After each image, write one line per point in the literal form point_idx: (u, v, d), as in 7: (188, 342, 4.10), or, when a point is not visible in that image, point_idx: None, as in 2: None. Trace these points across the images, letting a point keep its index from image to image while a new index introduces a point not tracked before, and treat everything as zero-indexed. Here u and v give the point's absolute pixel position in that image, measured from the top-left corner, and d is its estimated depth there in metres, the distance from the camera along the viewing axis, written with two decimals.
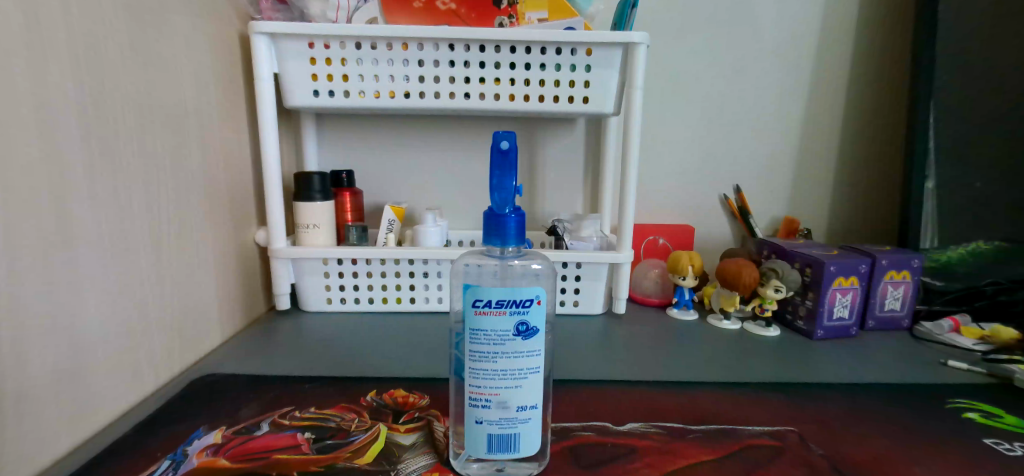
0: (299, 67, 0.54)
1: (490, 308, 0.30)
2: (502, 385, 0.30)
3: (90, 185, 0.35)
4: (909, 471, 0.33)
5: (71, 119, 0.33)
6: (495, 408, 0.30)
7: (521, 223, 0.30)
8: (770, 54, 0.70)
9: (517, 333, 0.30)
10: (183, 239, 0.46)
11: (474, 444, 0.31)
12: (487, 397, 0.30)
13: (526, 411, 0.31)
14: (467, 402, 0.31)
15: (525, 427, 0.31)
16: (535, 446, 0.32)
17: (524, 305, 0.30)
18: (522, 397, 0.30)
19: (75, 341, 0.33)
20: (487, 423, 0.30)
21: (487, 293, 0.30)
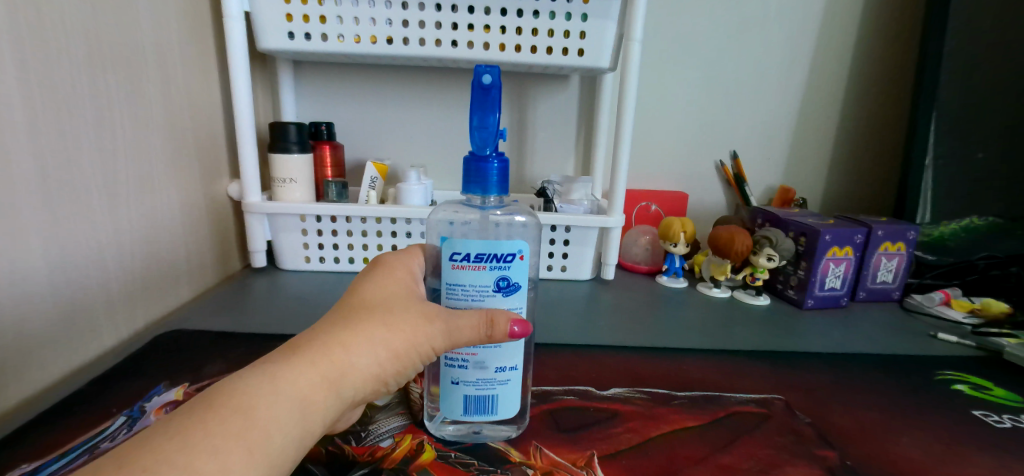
0: (272, 5, 0.50)
1: (468, 263, 0.28)
2: (481, 345, 0.28)
3: (29, 119, 0.31)
4: (895, 441, 0.32)
5: (4, 39, 0.30)
6: (472, 369, 0.29)
7: (503, 170, 0.28)
8: (776, 12, 0.66)
9: (497, 290, 0.28)
10: (148, 186, 0.43)
11: (450, 407, 0.30)
12: (464, 357, 0.29)
13: (503, 372, 0.29)
14: (442, 362, 0.29)
15: (503, 389, 0.30)
16: (514, 409, 0.30)
17: (505, 260, 0.28)
18: (502, 358, 0.29)
19: (19, 289, 0.31)
20: (464, 384, 0.29)
21: (465, 245, 0.28)
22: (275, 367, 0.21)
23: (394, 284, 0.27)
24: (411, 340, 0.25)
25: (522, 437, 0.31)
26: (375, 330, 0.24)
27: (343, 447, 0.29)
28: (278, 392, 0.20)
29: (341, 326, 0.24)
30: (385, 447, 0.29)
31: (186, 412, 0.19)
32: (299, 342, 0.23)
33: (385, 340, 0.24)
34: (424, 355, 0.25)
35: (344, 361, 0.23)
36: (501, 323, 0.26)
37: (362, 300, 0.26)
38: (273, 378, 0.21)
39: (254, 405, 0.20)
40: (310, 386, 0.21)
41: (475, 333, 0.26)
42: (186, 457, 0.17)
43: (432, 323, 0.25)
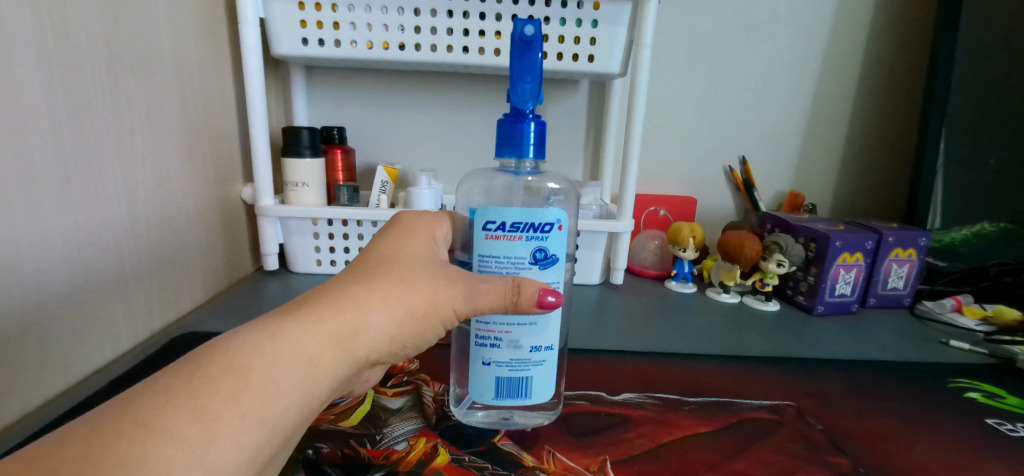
0: (286, 12, 0.50)
1: (503, 232, 0.28)
2: (514, 325, 0.29)
3: (52, 124, 0.32)
4: (908, 449, 0.32)
5: (28, 46, 0.30)
6: (505, 349, 0.29)
7: (539, 132, 0.29)
8: (786, 17, 0.66)
9: (533, 262, 0.29)
10: (165, 190, 0.44)
11: (481, 389, 0.30)
12: (497, 337, 0.29)
13: (537, 353, 0.30)
14: (473, 342, 0.30)
15: (535, 370, 0.30)
16: (544, 390, 0.31)
17: (542, 230, 0.28)
18: (535, 339, 0.29)
19: (42, 293, 0.32)
20: (495, 365, 0.30)
21: (500, 215, 0.28)
22: (282, 324, 0.22)
23: (409, 244, 0.29)
24: (428, 301, 0.26)
25: (535, 441, 0.31)
26: (389, 289, 0.25)
27: (359, 449, 0.29)
28: (280, 349, 0.21)
29: (355, 284, 0.25)
30: (400, 450, 0.30)
31: (177, 372, 0.20)
32: (311, 300, 0.24)
33: (401, 300, 0.26)
34: (443, 314, 0.27)
35: (357, 318, 0.24)
36: (529, 291, 0.27)
37: (377, 259, 0.27)
38: (279, 335, 0.22)
39: (254, 362, 0.20)
40: (320, 344, 0.22)
41: (500, 301, 0.27)
42: (179, 415, 0.18)
43: (451, 285, 0.27)
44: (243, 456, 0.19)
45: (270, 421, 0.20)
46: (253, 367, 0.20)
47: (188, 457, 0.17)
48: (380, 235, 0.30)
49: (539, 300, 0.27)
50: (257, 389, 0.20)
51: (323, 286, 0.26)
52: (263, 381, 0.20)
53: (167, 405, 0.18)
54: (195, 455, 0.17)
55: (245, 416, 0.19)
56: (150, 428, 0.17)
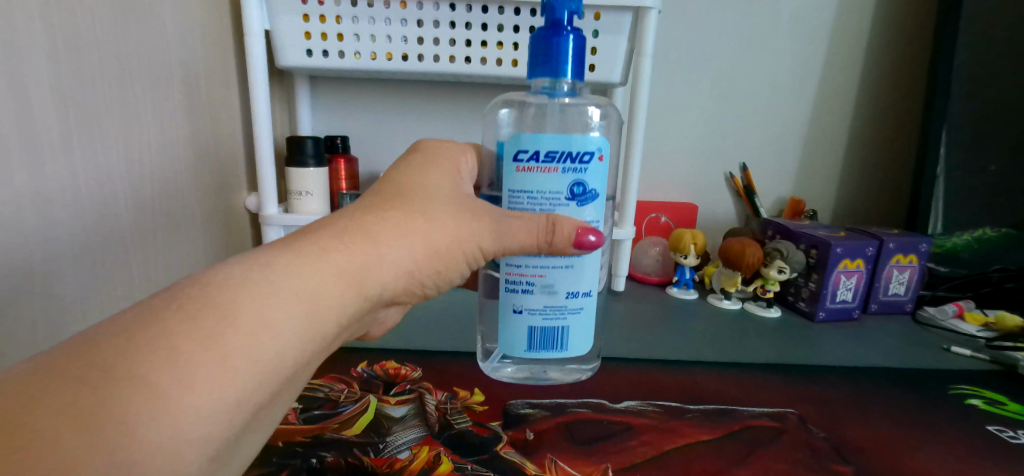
0: (290, 23, 0.51)
1: (538, 163, 0.28)
2: (546, 271, 0.30)
3: (63, 137, 0.33)
4: (910, 456, 0.32)
5: (41, 60, 0.31)
6: (538, 295, 0.30)
7: (577, 45, 0.29)
8: (785, 25, 0.67)
9: (571, 197, 0.29)
10: (171, 199, 0.45)
11: (514, 337, 0.31)
12: (530, 283, 0.30)
13: (574, 300, 0.31)
14: (505, 290, 0.31)
15: (568, 317, 0.31)
16: (576, 339, 0.32)
17: (580, 160, 0.28)
18: (568, 285, 0.30)
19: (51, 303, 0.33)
20: (528, 314, 0.31)
21: (535, 144, 0.28)
22: (283, 259, 0.22)
23: (430, 177, 0.29)
24: (453, 235, 0.28)
25: (537, 449, 0.31)
26: (409, 222, 0.26)
27: (362, 458, 0.30)
28: (280, 285, 0.21)
29: (373, 216, 0.26)
30: (403, 458, 0.30)
31: (156, 306, 0.19)
32: (321, 232, 0.25)
33: (421, 233, 0.27)
34: (463, 249, 0.28)
35: (374, 252, 0.25)
36: (565, 230, 0.28)
37: (398, 191, 0.28)
38: (281, 269, 0.22)
39: (248, 299, 0.20)
40: (329, 278, 0.23)
41: (534, 241, 0.28)
42: (166, 350, 0.18)
43: (479, 220, 0.28)
44: (227, 400, 0.19)
45: (261, 361, 0.20)
46: (244, 303, 0.20)
47: (157, 404, 0.17)
48: (403, 164, 0.31)
49: (578, 239, 0.28)
50: (247, 327, 0.20)
51: (340, 216, 0.26)
52: (253, 318, 0.20)
53: (139, 344, 0.18)
54: (177, 397, 0.17)
55: (228, 356, 0.19)
56: (116, 369, 0.17)
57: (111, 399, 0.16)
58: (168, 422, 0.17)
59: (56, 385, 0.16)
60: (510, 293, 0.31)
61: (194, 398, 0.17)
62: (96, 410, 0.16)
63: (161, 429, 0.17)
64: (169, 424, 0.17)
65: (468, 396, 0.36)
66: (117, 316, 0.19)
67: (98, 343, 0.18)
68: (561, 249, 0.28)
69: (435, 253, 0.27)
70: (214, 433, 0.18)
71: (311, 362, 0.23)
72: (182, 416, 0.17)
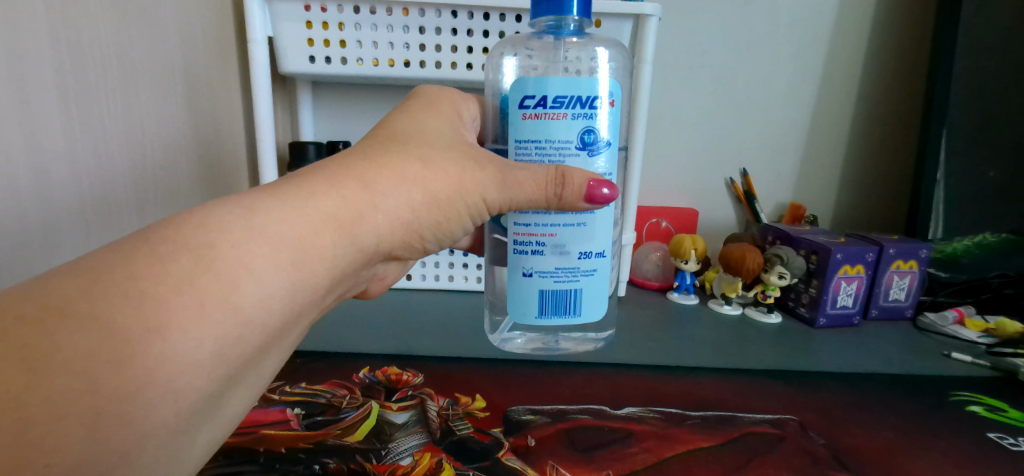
0: (294, 31, 0.51)
1: (546, 109, 0.28)
2: (558, 229, 0.30)
3: (66, 144, 0.33)
4: (909, 464, 0.32)
5: (46, 70, 0.32)
6: (550, 255, 0.30)
7: None
8: (784, 31, 0.67)
9: (581, 146, 0.29)
10: (173, 204, 0.45)
11: (524, 301, 0.31)
12: (541, 243, 0.30)
13: (585, 261, 0.31)
14: (513, 253, 0.31)
15: (580, 279, 0.31)
16: (588, 303, 0.32)
17: (589, 106, 0.28)
18: (580, 244, 0.30)
19: None
20: (539, 275, 0.31)
21: (542, 89, 0.28)
22: (266, 204, 0.22)
23: (428, 125, 0.29)
24: (453, 184, 0.27)
25: (539, 456, 0.31)
26: (404, 168, 0.26)
27: (365, 464, 0.30)
28: (261, 230, 0.21)
29: (366, 160, 0.26)
30: (405, 465, 0.30)
31: (126, 249, 0.19)
32: (311, 177, 0.24)
33: (416, 181, 0.26)
34: (463, 200, 0.28)
35: (367, 197, 0.25)
36: (574, 182, 0.27)
37: (394, 136, 0.28)
38: (267, 213, 0.22)
39: (225, 243, 0.20)
40: (317, 223, 0.23)
41: (541, 193, 0.28)
42: (137, 289, 0.18)
43: (481, 169, 0.28)
44: (204, 346, 0.19)
45: (239, 309, 0.20)
46: (221, 250, 0.20)
47: (123, 349, 0.17)
48: (402, 111, 0.31)
49: (590, 192, 0.28)
50: (222, 273, 0.20)
51: (334, 160, 0.26)
52: (229, 264, 0.20)
53: (105, 287, 0.18)
54: (145, 340, 0.17)
55: (203, 302, 0.19)
56: (79, 311, 0.17)
57: (73, 342, 0.16)
58: (136, 368, 0.17)
59: (12, 327, 0.16)
60: (521, 255, 0.31)
61: (166, 344, 0.18)
62: (54, 354, 0.16)
63: (130, 375, 0.17)
64: (137, 370, 0.17)
65: (469, 403, 0.37)
66: (87, 256, 0.19)
67: (60, 285, 0.17)
68: (571, 204, 0.28)
69: (433, 202, 0.27)
70: (191, 379, 0.19)
71: (300, 311, 0.24)
72: (152, 362, 0.17)
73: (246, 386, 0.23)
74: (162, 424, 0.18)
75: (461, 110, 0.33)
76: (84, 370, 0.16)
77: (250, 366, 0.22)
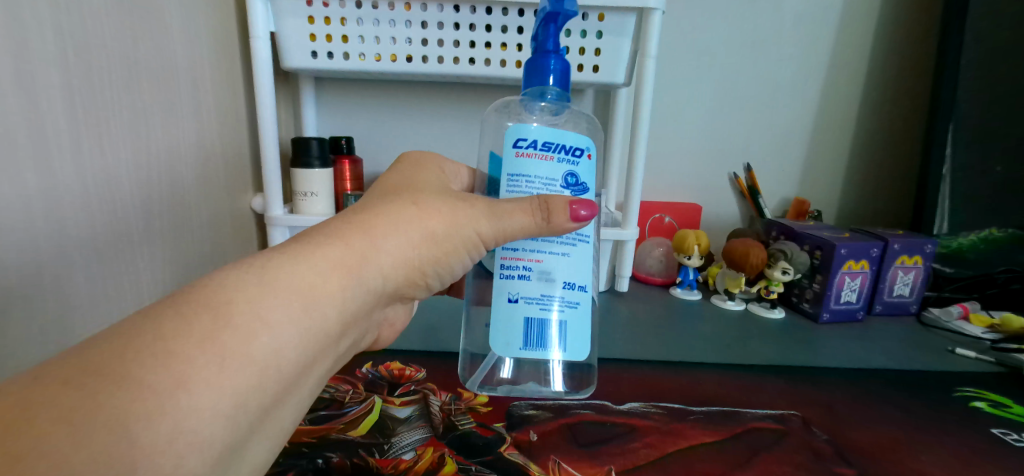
0: (297, 25, 0.51)
1: (535, 150, 0.28)
2: (546, 253, 0.29)
3: (72, 141, 0.33)
4: (914, 460, 0.32)
5: (52, 69, 0.31)
6: (535, 282, 0.29)
7: (563, 69, 0.29)
8: (790, 25, 0.66)
9: (566, 186, 0.29)
10: (179, 200, 0.45)
11: (508, 330, 0.29)
12: (528, 267, 0.29)
13: (570, 292, 0.29)
14: (500, 277, 0.29)
15: (566, 312, 0.30)
16: (576, 340, 0.30)
17: (574, 154, 0.28)
18: (567, 272, 0.29)
19: (64, 303, 0.33)
20: (524, 302, 0.29)
21: (530, 132, 0.28)
22: (273, 263, 0.23)
23: (420, 177, 0.30)
24: (449, 221, 0.27)
25: (541, 451, 0.31)
26: (401, 215, 0.26)
27: (368, 459, 0.30)
28: (269, 286, 0.22)
29: (363, 214, 0.26)
30: (408, 460, 0.30)
31: (150, 310, 0.20)
32: (313, 233, 0.25)
33: (415, 226, 0.26)
34: (460, 238, 0.28)
35: (368, 244, 0.25)
36: (558, 206, 0.27)
37: (389, 189, 0.28)
38: (271, 269, 0.22)
39: (237, 301, 0.21)
40: (322, 273, 0.23)
41: (532, 222, 0.27)
42: (161, 353, 0.18)
43: (471, 204, 0.28)
44: (225, 398, 0.19)
45: (255, 361, 0.20)
46: (239, 306, 0.20)
47: (153, 405, 0.17)
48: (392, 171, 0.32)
49: (574, 213, 0.27)
50: (241, 328, 0.20)
51: (333, 217, 0.27)
52: (246, 320, 0.20)
53: (132, 348, 0.18)
54: (170, 399, 0.17)
55: (224, 357, 0.19)
56: (108, 371, 0.17)
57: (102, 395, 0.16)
58: (168, 421, 0.17)
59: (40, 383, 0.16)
60: (506, 279, 0.29)
61: (192, 398, 0.18)
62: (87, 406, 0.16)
63: (162, 428, 0.17)
64: (168, 424, 0.17)
65: (472, 397, 0.37)
66: None
67: (87, 346, 0.18)
68: (561, 224, 0.27)
69: (432, 242, 0.27)
70: (216, 430, 0.19)
71: (315, 359, 0.24)
72: (181, 415, 0.17)
73: (269, 436, 0.23)
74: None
75: (448, 170, 0.34)
76: (119, 425, 0.16)
77: (270, 417, 0.22)
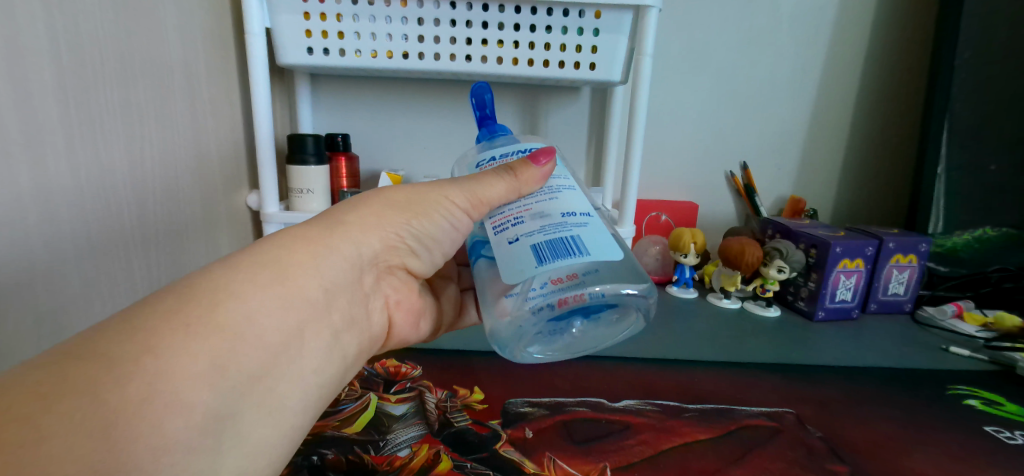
0: (292, 21, 0.51)
1: (494, 163, 0.30)
2: (533, 201, 0.28)
3: (65, 136, 0.33)
4: (907, 457, 0.33)
5: (45, 64, 0.31)
6: (533, 220, 0.28)
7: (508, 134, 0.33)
8: (786, 24, 0.66)
9: None
10: (174, 197, 0.45)
11: (522, 260, 0.26)
12: (520, 215, 0.28)
13: (572, 218, 0.28)
14: (495, 234, 0.28)
15: (578, 230, 0.27)
16: (601, 247, 0.27)
17: (529, 150, 0.30)
18: (561, 207, 0.28)
19: (59, 299, 0.33)
20: (529, 235, 0.27)
21: (488, 154, 0.31)
22: (245, 248, 0.24)
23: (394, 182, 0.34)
24: (417, 196, 0.30)
25: (537, 448, 0.31)
26: (373, 200, 0.29)
27: (362, 456, 0.30)
28: (237, 263, 0.23)
29: (336, 206, 0.29)
30: (403, 457, 0.30)
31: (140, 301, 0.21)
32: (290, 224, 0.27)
33: (383, 204, 0.29)
34: (428, 205, 0.30)
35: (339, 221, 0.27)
36: (517, 164, 0.28)
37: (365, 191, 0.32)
38: (242, 251, 0.24)
39: (206, 277, 0.22)
40: (292, 246, 0.25)
41: (501, 182, 0.28)
42: (137, 327, 0.19)
43: (436, 181, 0.30)
44: (196, 360, 0.19)
45: (223, 326, 0.21)
46: (203, 284, 0.22)
47: (118, 373, 0.18)
48: None
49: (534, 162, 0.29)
50: (207, 299, 0.21)
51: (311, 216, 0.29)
52: (211, 293, 0.21)
53: (116, 332, 0.19)
54: (141, 362, 0.18)
55: (190, 324, 0.20)
56: (84, 351, 0.18)
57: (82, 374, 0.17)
58: (135, 384, 0.18)
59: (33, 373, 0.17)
60: (501, 233, 0.28)
61: (161, 361, 0.19)
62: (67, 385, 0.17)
63: (129, 391, 0.18)
64: (138, 385, 0.18)
65: (467, 395, 0.37)
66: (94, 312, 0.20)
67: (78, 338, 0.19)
68: (527, 176, 0.28)
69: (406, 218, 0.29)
70: (192, 393, 0.19)
71: (300, 328, 0.24)
72: (150, 377, 0.18)
73: (271, 409, 0.23)
74: (174, 445, 0.18)
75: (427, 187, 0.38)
76: (87, 393, 0.17)
77: (264, 391, 0.22)
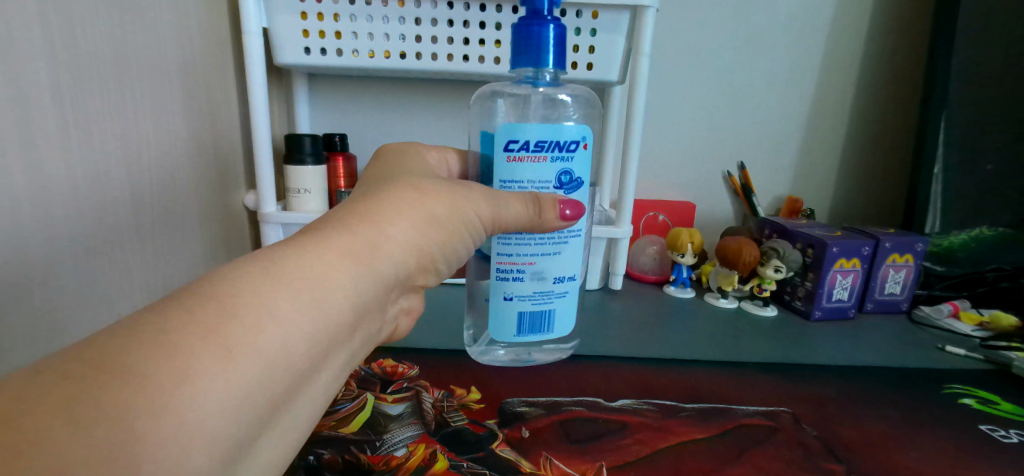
0: (289, 21, 0.51)
1: (526, 153, 0.30)
2: (538, 256, 0.32)
3: (61, 136, 0.33)
4: (903, 456, 0.33)
5: (41, 64, 0.31)
6: (530, 281, 0.33)
7: (558, 33, 0.31)
8: (783, 24, 0.67)
9: (558, 186, 0.32)
10: (171, 196, 0.45)
11: (506, 323, 0.34)
12: (523, 269, 0.32)
13: (560, 285, 0.34)
14: (497, 279, 0.33)
15: (558, 302, 0.34)
16: (566, 325, 0.35)
17: (565, 149, 0.31)
18: (558, 270, 0.33)
19: (56, 299, 0.33)
20: (520, 300, 0.33)
21: (524, 134, 0.30)
22: (279, 253, 0.22)
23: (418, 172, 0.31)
24: (450, 205, 0.28)
25: (534, 447, 0.31)
26: (406, 203, 0.27)
27: (359, 456, 0.30)
28: (277, 276, 0.21)
29: (366, 203, 0.26)
30: (400, 456, 0.30)
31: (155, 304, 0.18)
32: (322, 224, 0.24)
33: (417, 209, 0.27)
34: (459, 219, 0.28)
35: (376, 230, 0.25)
36: (548, 205, 0.30)
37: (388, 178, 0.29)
38: (277, 258, 0.22)
39: (244, 291, 0.20)
40: (332, 261, 0.23)
41: (525, 213, 0.30)
42: (168, 344, 0.17)
43: (470, 191, 0.29)
44: (234, 391, 0.18)
45: (263, 353, 0.19)
46: (242, 299, 0.19)
47: (152, 395, 0.15)
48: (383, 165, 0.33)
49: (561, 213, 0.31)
50: (247, 320, 0.19)
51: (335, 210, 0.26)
52: (252, 311, 0.19)
53: (136, 340, 0.16)
54: (176, 391, 0.16)
55: (230, 350, 0.18)
56: (101, 361, 0.15)
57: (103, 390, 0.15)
58: (168, 411, 0.16)
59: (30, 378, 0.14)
60: (502, 281, 0.33)
61: (200, 390, 0.16)
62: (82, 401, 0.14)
63: (163, 420, 0.15)
64: (168, 416, 0.15)
65: (464, 395, 0.37)
66: None
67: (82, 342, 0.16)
68: (550, 218, 0.30)
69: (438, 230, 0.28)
70: (220, 422, 0.17)
71: (327, 353, 0.22)
72: (183, 407, 0.16)
73: (281, 432, 0.21)
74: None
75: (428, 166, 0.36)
76: (109, 411, 0.14)
77: (282, 414, 0.21)
